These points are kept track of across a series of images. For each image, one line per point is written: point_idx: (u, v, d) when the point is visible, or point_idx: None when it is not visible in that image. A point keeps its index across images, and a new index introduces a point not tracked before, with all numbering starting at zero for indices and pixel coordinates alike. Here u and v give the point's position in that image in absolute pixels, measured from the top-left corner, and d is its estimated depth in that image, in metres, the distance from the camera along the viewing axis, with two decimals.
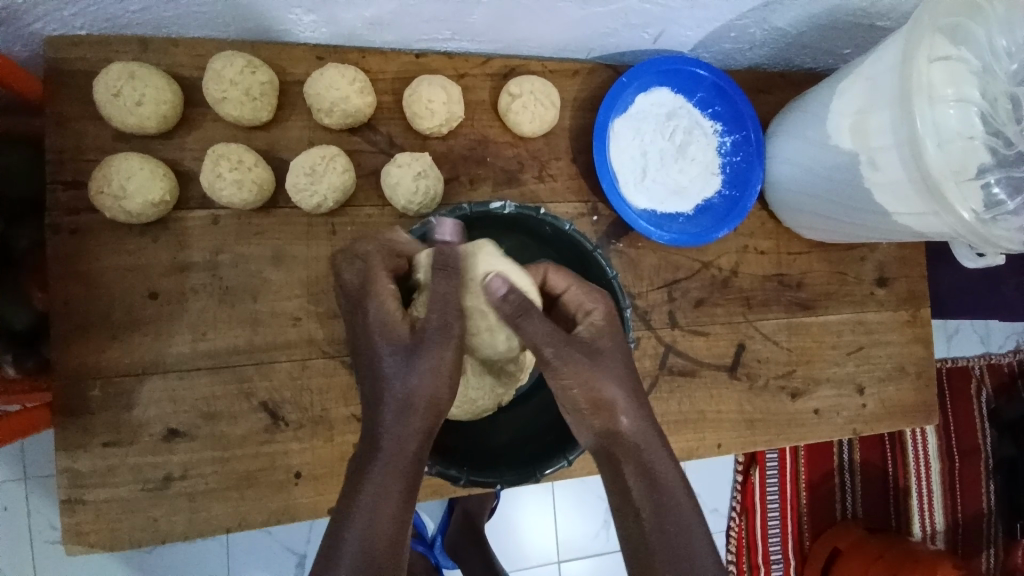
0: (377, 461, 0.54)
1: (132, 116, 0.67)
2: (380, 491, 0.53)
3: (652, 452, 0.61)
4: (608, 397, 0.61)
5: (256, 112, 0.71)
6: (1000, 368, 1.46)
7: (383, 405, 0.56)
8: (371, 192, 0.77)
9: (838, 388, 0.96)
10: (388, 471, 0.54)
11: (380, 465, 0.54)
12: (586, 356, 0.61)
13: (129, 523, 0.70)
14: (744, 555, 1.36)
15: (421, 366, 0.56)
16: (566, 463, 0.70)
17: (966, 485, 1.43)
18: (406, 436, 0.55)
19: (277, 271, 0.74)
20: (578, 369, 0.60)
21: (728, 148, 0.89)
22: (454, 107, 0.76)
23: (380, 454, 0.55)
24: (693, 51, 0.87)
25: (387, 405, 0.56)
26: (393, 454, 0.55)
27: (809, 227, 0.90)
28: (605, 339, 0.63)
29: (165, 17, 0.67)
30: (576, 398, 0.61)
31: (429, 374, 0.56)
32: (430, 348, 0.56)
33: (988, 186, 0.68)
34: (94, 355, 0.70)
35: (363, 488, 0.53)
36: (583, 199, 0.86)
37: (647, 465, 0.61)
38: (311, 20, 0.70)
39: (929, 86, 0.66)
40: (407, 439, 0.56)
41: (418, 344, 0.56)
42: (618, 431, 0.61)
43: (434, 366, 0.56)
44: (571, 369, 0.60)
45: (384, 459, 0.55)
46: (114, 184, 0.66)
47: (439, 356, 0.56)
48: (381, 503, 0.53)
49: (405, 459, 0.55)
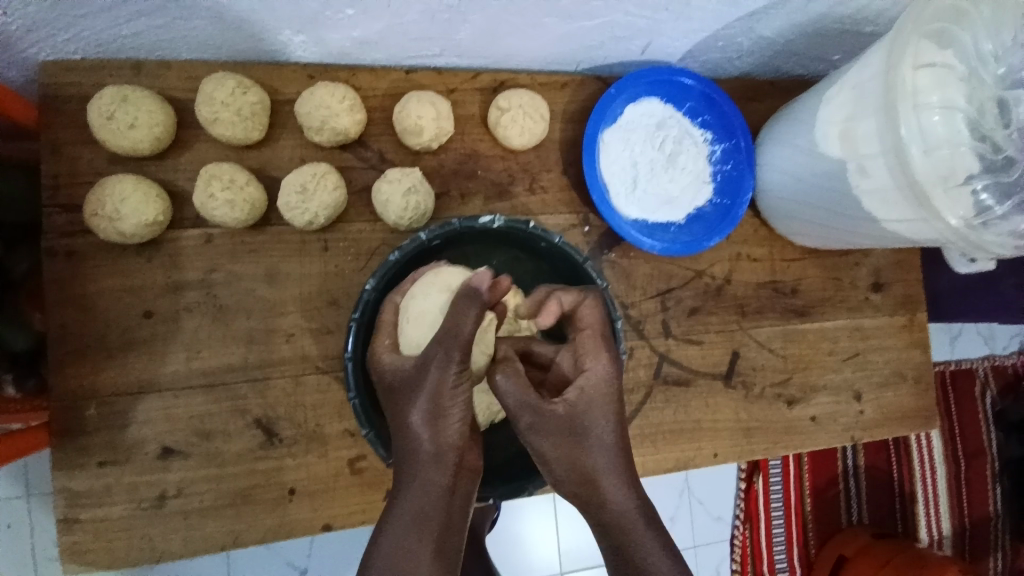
0: (408, 497, 0.57)
1: (126, 139, 0.68)
2: (417, 522, 0.55)
3: (637, 524, 0.58)
4: (585, 463, 0.59)
5: (247, 132, 0.72)
6: (1005, 370, 1.45)
7: (419, 446, 0.58)
8: (363, 209, 0.78)
9: (836, 395, 0.95)
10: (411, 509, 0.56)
11: (414, 500, 0.57)
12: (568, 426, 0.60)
13: (127, 542, 0.70)
14: (749, 564, 1.35)
15: (429, 388, 0.58)
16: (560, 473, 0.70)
17: (973, 487, 1.42)
18: (439, 473, 0.57)
19: (270, 289, 0.75)
20: (558, 436, 0.60)
21: (719, 156, 0.89)
22: (444, 122, 0.77)
23: (412, 490, 0.57)
24: (680, 61, 0.88)
25: (420, 447, 0.58)
26: (423, 495, 0.57)
27: (799, 233, 0.90)
28: (603, 406, 0.61)
29: (157, 41, 0.68)
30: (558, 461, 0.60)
31: (440, 400, 0.57)
32: (431, 374, 0.57)
33: (977, 192, 0.67)
34: (90, 375, 0.70)
35: (396, 508, 0.57)
36: (574, 210, 0.86)
37: (623, 526, 0.58)
38: (301, 41, 0.71)
39: (913, 93, 0.66)
40: (436, 473, 0.57)
41: (420, 370, 0.59)
42: (604, 501, 0.59)
43: (444, 397, 0.58)
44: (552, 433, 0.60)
45: (416, 492, 0.57)
46: (108, 207, 0.67)
47: (439, 380, 0.58)
48: (417, 537, 0.55)
49: (430, 494, 0.57)
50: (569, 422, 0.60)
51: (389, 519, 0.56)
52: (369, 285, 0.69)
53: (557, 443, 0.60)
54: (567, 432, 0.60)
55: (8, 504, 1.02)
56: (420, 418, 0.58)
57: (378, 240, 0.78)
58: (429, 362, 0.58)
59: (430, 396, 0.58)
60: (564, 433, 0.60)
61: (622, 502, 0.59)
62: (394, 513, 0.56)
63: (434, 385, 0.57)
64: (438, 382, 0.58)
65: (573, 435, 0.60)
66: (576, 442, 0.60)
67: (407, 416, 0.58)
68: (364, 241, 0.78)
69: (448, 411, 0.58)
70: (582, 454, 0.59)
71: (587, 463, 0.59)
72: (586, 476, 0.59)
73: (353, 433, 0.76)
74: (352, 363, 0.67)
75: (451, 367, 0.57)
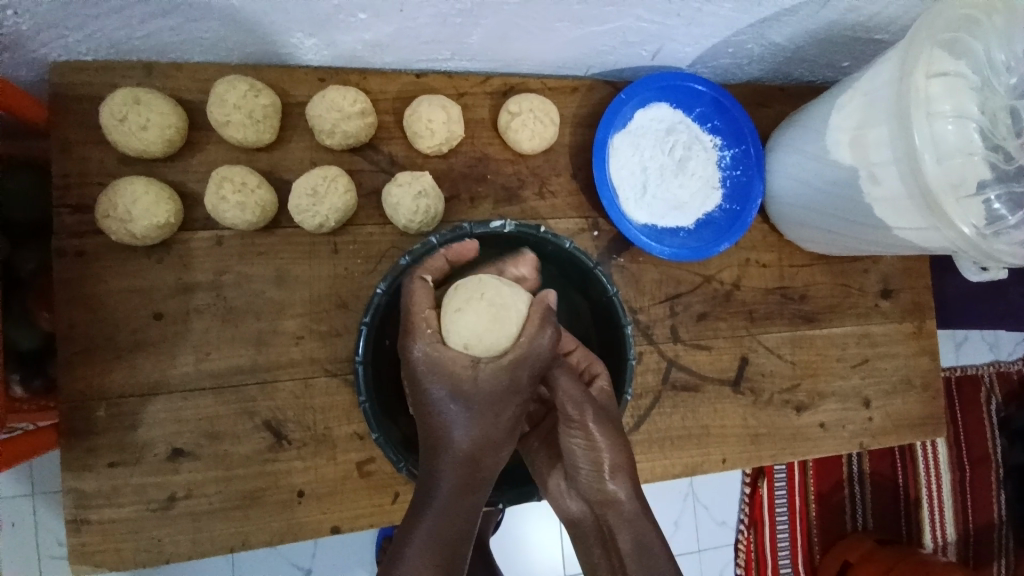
0: (430, 516, 0.57)
1: (138, 140, 0.68)
2: (437, 546, 0.56)
3: (641, 521, 0.62)
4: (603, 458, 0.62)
5: (259, 134, 0.72)
6: (1010, 376, 1.45)
7: (451, 463, 0.58)
8: (372, 212, 0.78)
9: (844, 402, 0.95)
10: (440, 519, 0.57)
11: (435, 520, 0.57)
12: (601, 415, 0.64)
13: (134, 543, 0.70)
14: (753, 568, 1.35)
15: (482, 412, 0.58)
16: None
17: (978, 495, 1.41)
18: (466, 494, 0.58)
19: (280, 291, 0.75)
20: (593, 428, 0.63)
21: (729, 161, 0.89)
22: (454, 126, 0.77)
23: (435, 509, 0.57)
24: (691, 66, 0.88)
25: (452, 466, 0.58)
26: (449, 509, 0.58)
27: (808, 239, 0.90)
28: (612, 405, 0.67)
29: (169, 42, 0.69)
30: (579, 458, 0.63)
31: (490, 426, 0.58)
32: (491, 405, 0.58)
33: (989, 202, 0.67)
34: (99, 376, 0.70)
35: (423, 524, 0.57)
36: (583, 214, 0.86)
37: (633, 524, 0.61)
38: (313, 44, 0.71)
39: (925, 101, 0.66)
40: (465, 495, 0.58)
41: (479, 391, 0.58)
42: (616, 500, 0.62)
43: (495, 425, 0.59)
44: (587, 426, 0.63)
45: (437, 513, 0.57)
46: (120, 208, 0.67)
47: (501, 410, 0.58)
48: (437, 558, 0.56)
49: (458, 508, 0.58)
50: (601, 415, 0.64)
51: (410, 538, 0.56)
52: (379, 289, 0.67)
53: (584, 433, 0.63)
54: (599, 425, 0.63)
55: (14, 502, 1.02)
56: (462, 434, 0.58)
57: (388, 242, 0.78)
58: (493, 381, 0.58)
59: (484, 419, 0.58)
60: (595, 421, 0.63)
61: (633, 500, 0.62)
62: (416, 531, 0.57)
63: (490, 408, 0.58)
64: (493, 408, 0.58)
65: (603, 430, 0.63)
66: (605, 438, 0.63)
67: (447, 431, 0.58)
68: (373, 244, 0.78)
69: (493, 438, 0.59)
70: (604, 452, 0.63)
71: (601, 462, 0.62)
72: (601, 477, 0.62)
73: (361, 436, 0.76)
74: (361, 368, 0.66)
75: (515, 396, 0.59)
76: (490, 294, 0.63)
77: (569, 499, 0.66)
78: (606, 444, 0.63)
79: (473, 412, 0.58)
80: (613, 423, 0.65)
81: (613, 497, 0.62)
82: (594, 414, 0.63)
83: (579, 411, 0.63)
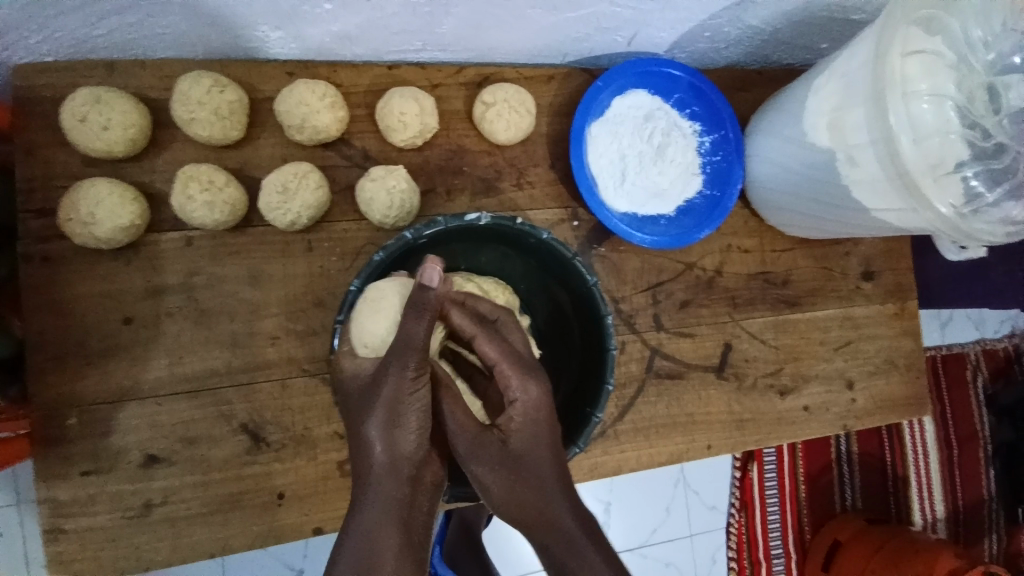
0: (370, 507, 0.58)
1: (99, 140, 0.66)
2: (375, 533, 0.56)
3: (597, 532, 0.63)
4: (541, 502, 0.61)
5: (226, 131, 0.70)
6: (996, 354, 1.47)
7: (377, 455, 0.58)
8: (347, 208, 0.76)
9: (828, 384, 0.95)
10: (374, 516, 0.57)
11: (373, 512, 0.57)
12: (529, 438, 0.63)
13: (113, 551, 0.69)
14: (745, 551, 1.36)
15: (385, 397, 0.57)
16: (579, 449, 0.71)
17: (967, 471, 1.43)
18: (397, 486, 0.58)
19: (254, 291, 0.73)
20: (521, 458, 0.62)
21: (708, 147, 0.88)
22: (428, 118, 0.75)
23: (371, 497, 0.58)
24: (668, 51, 0.87)
25: (378, 458, 0.58)
26: (384, 503, 0.58)
27: (789, 224, 0.89)
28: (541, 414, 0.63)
29: (130, 39, 0.67)
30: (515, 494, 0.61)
31: (396, 410, 0.57)
32: (388, 383, 0.57)
33: (967, 179, 0.67)
34: (70, 383, 0.69)
35: (354, 527, 0.57)
36: (562, 204, 0.85)
37: (573, 550, 0.60)
38: (278, 36, 0.69)
39: (902, 81, 0.65)
40: (395, 482, 0.58)
41: (376, 381, 0.58)
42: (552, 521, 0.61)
43: (402, 406, 0.57)
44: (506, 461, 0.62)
45: (371, 505, 0.58)
46: (82, 211, 0.65)
47: (395, 383, 0.57)
48: (379, 547, 0.56)
49: (391, 500, 0.58)
50: (539, 416, 0.63)
51: (350, 528, 0.57)
52: (354, 285, 0.66)
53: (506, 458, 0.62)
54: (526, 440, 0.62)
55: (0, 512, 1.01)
56: (377, 428, 0.58)
57: (364, 239, 0.77)
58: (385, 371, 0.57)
59: (384, 405, 0.58)
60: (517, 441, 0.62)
61: (576, 521, 0.61)
62: (354, 520, 0.57)
63: (390, 395, 0.57)
64: (392, 392, 0.57)
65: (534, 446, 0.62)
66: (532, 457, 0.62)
67: (364, 427, 0.58)
68: (349, 240, 0.76)
69: (405, 419, 0.58)
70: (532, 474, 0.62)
71: (536, 467, 0.62)
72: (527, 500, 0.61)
73: (342, 435, 0.75)
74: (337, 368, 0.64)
75: (404, 377, 0.57)
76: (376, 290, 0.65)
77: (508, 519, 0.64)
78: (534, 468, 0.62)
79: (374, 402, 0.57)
80: (551, 421, 0.64)
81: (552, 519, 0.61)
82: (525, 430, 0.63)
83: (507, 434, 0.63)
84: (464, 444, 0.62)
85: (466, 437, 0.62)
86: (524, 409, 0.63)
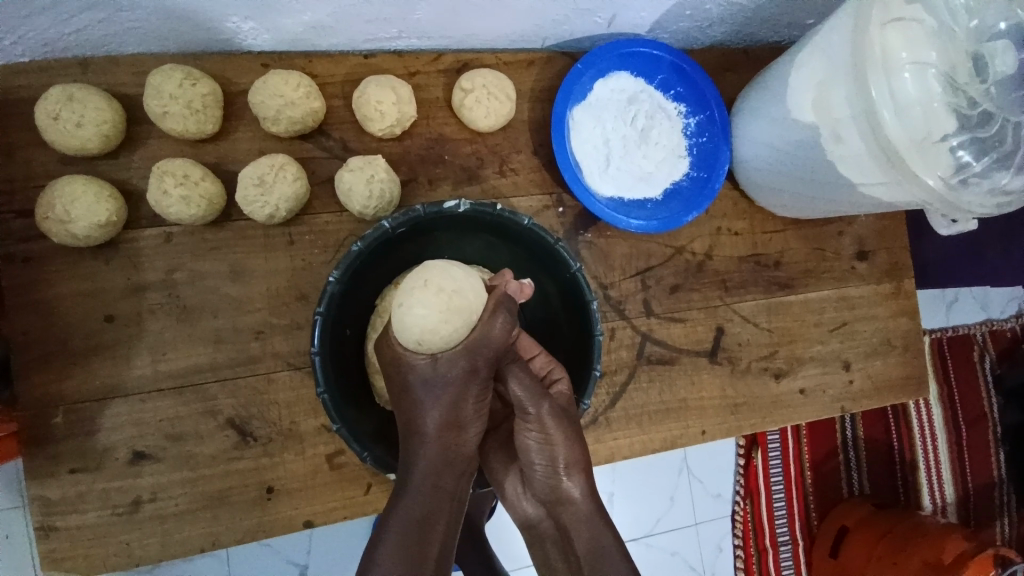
0: (412, 497, 0.57)
1: (74, 138, 0.66)
2: (420, 523, 0.55)
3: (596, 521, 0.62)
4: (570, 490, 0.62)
5: (201, 125, 0.69)
6: (1002, 335, 1.44)
7: (427, 446, 0.58)
8: (327, 200, 0.76)
9: (823, 366, 0.94)
10: (418, 506, 0.56)
11: (420, 499, 0.57)
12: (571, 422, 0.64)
13: (103, 549, 0.69)
14: (751, 539, 1.34)
15: (448, 398, 0.58)
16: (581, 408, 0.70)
17: (975, 454, 1.41)
18: (447, 478, 0.58)
19: (235, 286, 0.73)
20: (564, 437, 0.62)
21: (694, 129, 0.87)
22: (405, 106, 0.74)
23: (420, 486, 0.57)
24: (650, 32, 0.86)
25: (429, 449, 0.58)
26: (429, 493, 0.57)
27: (777, 204, 0.88)
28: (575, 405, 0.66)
29: (102, 36, 0.66)
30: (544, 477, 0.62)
31: (460, 409, 0.59)
32: (456, 383, 0.58)
33: (954, 150, 0.65)
34: (56, 382, 0.69)
35: (395, 521, 0.55)
36: (547, 191, 0.84)
37: (589, 526, 0.61)
38: (251, 28, 0.69)
39: (883, 52, 0.64)
40: (441, 474, 0.58)
41: (440, 382, 0.58)
42: (570, 498, 0.62)
43: (464, 406, 0.59)
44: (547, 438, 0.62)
45: (421, 492, 0.57)
46: (59, 209, 0.65)
47: (462, 388, 0.58)
48: (421, 535, 0.55)
49: (438, 492, 0.58)
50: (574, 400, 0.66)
51: (395, 514, 0.56)
52: (332, 277, 0.64)
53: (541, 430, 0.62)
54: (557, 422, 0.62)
55: (6, 514, 1.01)
56: (434, 421, 0.58)
57: (346, 231, 0.76)
58: (461, 370, 0.58)
59: (449, 403, 0.58)
60: (550, 420, 0.62)
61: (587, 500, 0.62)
62: (399, 507, 0.56)
63: (455, 395, 0.58)
64: (458, 391, 0.58)
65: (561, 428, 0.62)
66: (565, 437, 0.62)
67: (419, 419, 0.58)
68: (330, 233, 0.76)
69: (463, 417, 0.59)
70: (562, 451, 0.62)
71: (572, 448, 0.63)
72: (556, 476, 0.62)
73: (329, 429, 0.75)
74: (318, 359, 0.63)
75: (473, 384, 0.59)
76: (442, 283, 0.60)
77: (524, 500, 0.66)
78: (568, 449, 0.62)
79: (443, 398, 0.58)
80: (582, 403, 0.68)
81: (567, 498, 0.62)
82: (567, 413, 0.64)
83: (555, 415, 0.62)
84: (538, 405, 0.62)
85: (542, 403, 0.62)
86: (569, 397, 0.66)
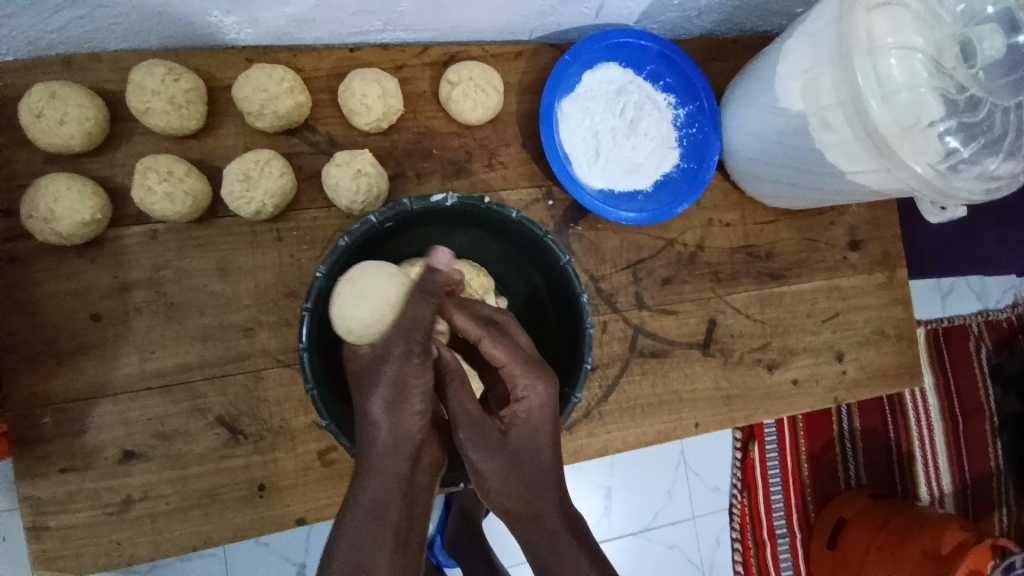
0: (367, 488, 0.56)
1: (56, 136, 0.65)
2: (372, 514, 0.55)
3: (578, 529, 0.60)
4: (532, 504, 0.60)
5: (184, 121, 0.69)
6: (998, 325, 1.44)
7: (378, 436, 0.57)
8: (315, 195, 0.75)
9: (816, 356, 0.94)
10: (374, 498, 0.55)
11: (375, 492, 0.56)
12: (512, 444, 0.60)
13: (94, 548, 0.69)
14: (748, 531, 1.34)
15: (391, 375, 0.58)
16: (575, 400, 0.70)
17: (972, 443, 1.41)
18: (399, 468, 0.57)
19: (222, 283, 0.72)
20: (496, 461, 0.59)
21: (683, 119, 0.86)
22: (391, 100, 0.74)
23: (372, 479, 0.56)
24: (638, 23, 0.85)
25: (381, 438, 0.57)
26: (384, 483, 0.56)
27: (768, 194, 0.87)
28: (537, 422, 0.61)
29: (83, 33, 0.66)
30: (496, 492, 0.60)
31: (402, 388, 0.58)
32: (394, 360, 0.58)
33: (943, 136, 0.65)
34: (43, 382, 0.68)
35: (348, 515, 0.55)
36: (536, 184, 0.84)
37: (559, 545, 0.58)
38: (234, 22, 0.68)
39: (868, 37, 0.64)
40: (396, 462, 0.57)
41: (380, 362, 0.59)
42: (535, 511, 0.59)
43: (408, 387, 0.58)
44: (488, 458, 0.59)
45: (374, 481, 0.56)
46: (43, 208, 0.65)
47: (402, 364, 0.58)
48: (375, 528, 0.54)
49: (392, 482, 0.56)
50: (545, 412, 0.62)
51: (350, 510, 0.55)
52: (320, 272, 0.63)
53: (484, 456, 0.59)
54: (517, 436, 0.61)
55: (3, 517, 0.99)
56: (381, 408, 0.58)
57: (334, 226, 0.76)
58: (391, 351, 0.58)
59: (390, 386, 0.58)
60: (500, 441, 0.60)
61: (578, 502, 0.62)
62: (353, 502, 0.55)
63: (395, 375, 0.58)
64: (400, 371, 0.58)
65: (523, 437, 0.61)
66: (513, 456, 0.60)
67: (366, 406, 0.58)
68: (318, 228, 0.75)
69: (408, 399, 0.58)
70: (513, 470, 0.59)
71: (532, 461, 0.60)
72: (514, 493, 0.59)
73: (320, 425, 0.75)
74: (306, 355, 0.62)
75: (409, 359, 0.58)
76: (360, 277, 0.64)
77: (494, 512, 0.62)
78: (523, 464, 0.60)
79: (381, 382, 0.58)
80: (556, 417, 0.63)
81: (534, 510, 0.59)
82: (522, 430, 0.61)
83: (492, 436, 0.60)
84: (471, 427, 0.60)
85: (472, 426, 0.60)
86: (528, 410, 0.62)
